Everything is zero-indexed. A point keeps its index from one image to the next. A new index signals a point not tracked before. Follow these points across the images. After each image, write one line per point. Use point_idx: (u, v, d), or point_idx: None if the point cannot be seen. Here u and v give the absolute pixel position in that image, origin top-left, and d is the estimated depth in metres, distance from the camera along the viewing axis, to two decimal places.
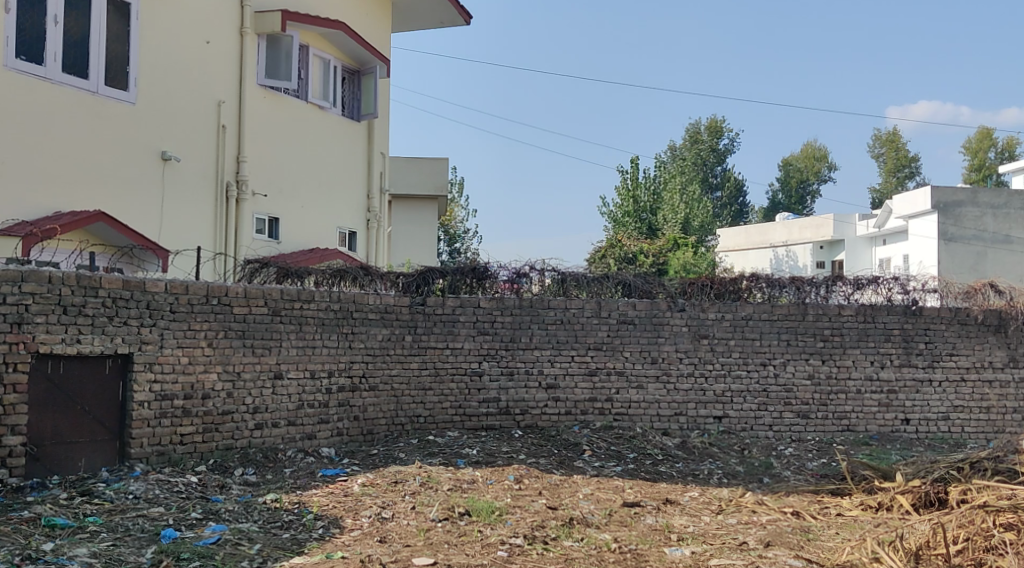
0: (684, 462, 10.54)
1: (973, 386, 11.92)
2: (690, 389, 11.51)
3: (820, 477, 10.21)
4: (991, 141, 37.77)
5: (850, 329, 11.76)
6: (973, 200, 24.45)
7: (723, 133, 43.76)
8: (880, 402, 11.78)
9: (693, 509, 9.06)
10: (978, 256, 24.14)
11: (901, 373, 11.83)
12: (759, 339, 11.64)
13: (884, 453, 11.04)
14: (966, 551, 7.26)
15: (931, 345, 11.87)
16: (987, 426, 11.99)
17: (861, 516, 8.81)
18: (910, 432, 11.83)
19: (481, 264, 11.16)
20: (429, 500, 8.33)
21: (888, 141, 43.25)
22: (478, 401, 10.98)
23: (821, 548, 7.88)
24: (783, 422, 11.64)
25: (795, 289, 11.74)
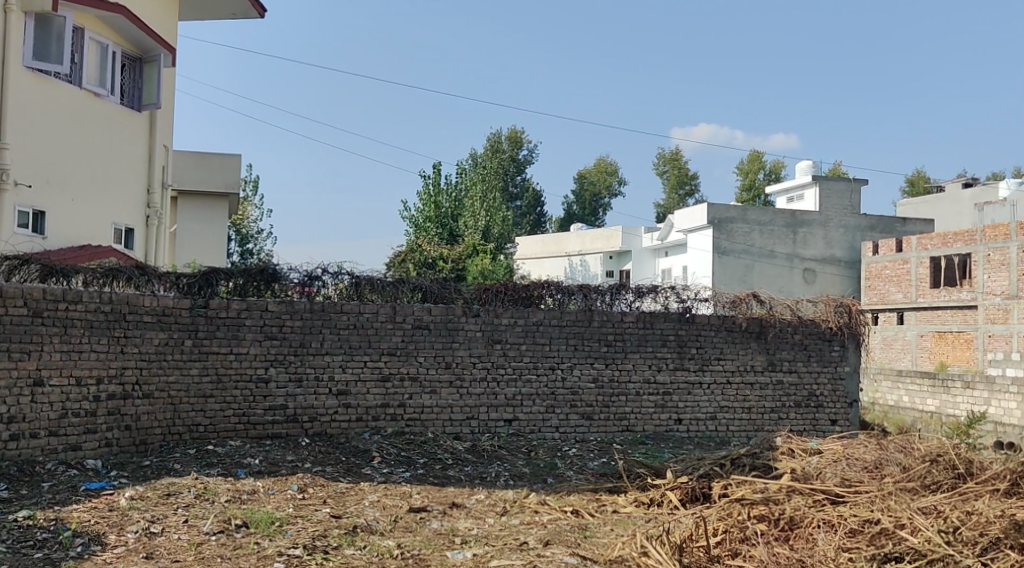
0: (473, 466, 10.63)
1: (737, 388, 12.72)
2: (482, 393, 11.64)
3: (599, 476, 10.58)
4: (761, 163, 40.67)
5: (631, 335, 12.31)
6: (743, 216, 26.07)
7: (523, 144, 44.46)
8: (656, 403, 12.39)
9: (478, 511, 9.15)
10: (746, 268, 25.95)
11: (675, 376, 12.48)
12: (547, 344, 11.94)
13: (659, 452, 11.60)
14: (724, 542, 7.74)
15: (702, 350, 12.59)
16: (748, 425, 12.76)
17: (634, 513, 9.21)
18: (682, 431, 12.48)
19: (271, 266, 10.83)
20: (203, 513, 7.97)
21: (671, 159, 45.63)
22: (263, 408, 10.61)
23: (596, 545, 8.17)
24: (569, 423, 12.00)
25: (583, 296, 12.17)
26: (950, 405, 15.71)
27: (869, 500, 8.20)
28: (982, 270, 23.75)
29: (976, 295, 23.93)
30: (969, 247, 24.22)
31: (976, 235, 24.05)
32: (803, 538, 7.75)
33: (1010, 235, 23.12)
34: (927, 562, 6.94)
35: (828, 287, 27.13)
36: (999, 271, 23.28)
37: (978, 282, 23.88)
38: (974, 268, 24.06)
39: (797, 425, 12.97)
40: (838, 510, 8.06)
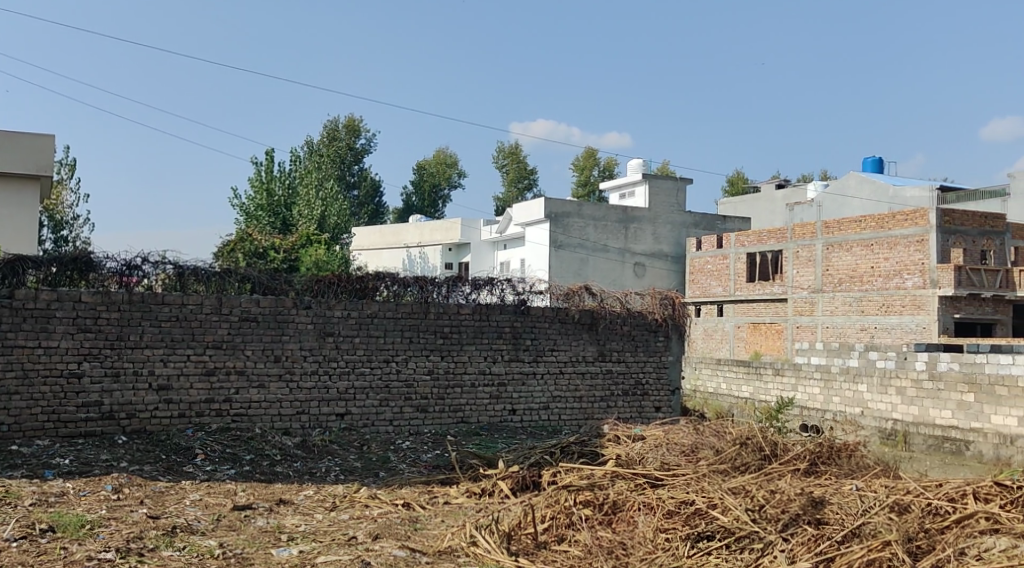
0: (303, 462, 10.41)
1: (569, 377, 13.01)
2: (313, 387, 11.39)
3: (432, 469, 10.58)
4: (595, 160, 41.76)
5: (467, 327, 12.37)
6: (579, 211, 26.71)
7: (361, 133, 43.87)
8: (491, 394, 12.50)
9: (306, 507, 8.96)
10: (581, 261, 26.60)
11: (510, 367, 12.64)
12: (382, 336, 11.83)
13: (492, 442, 11.71)
14: (552, 528, 7.97)
15: (536, 341, 12.81)
16: (579, 414, 13.07)
17: (466, 503, 9.27)
18: (515, 421, 12.65)
19: (86, 255, 10.32)
20: (5, 518, 7.44)
21: (511, 153, 46.27)
22: (76, 405, 10.02)
23: (426, 536, 8.17)
24: (403, 416, 11.92)
25: (419, 288, 12.16)
26: (762, 391, 16.65)
27: (685, 483, 8.56)
28: (791, 265, 25.38)
29: (786, 289, 25.50)
30: (781, 244, 25.80)
31: (787, 233, 25.63)
32: (625, 521, 8.03)
33: (816, 234, 24.68)
34: (735, 539, 7.23)
35: (655, 280, 28.06)
36: (807, 267, 24.89)
37: (788, 277, 25.47)
38: (785, 264, 25.67)
39: (624, 413, 13.38)
40: (657, 493, 8.33)
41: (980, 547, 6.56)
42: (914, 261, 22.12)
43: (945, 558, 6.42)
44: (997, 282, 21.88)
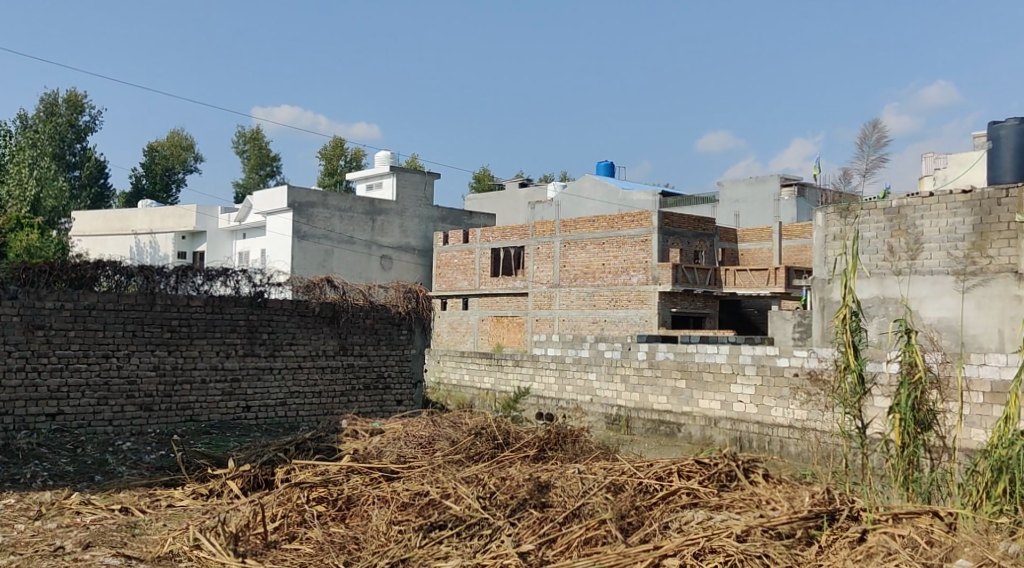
0: (4, 468, 9.46)
1: (308, 372, 12.72)
2: (19, 386, 10.39)
3: (154, 470, 9.98)
4: (343, 149, 41.15)
5: (197, 320, 11.78)
6: (324, 201, 26.16)
7: (83, 108, 40.23)
8: (223, 391, 11.97)
9: (6, 517, 8.17)
10: (325, 253, 26.14)
11: (244, 363, 12.17)
12: (101, 330, 11.01)
13: (223, 441, 11.22)
14: (282, 527, 7.77)
15: (273, 335, 12.44)
16: (318, 409, 12.83)
17: (191, 505, 8.81)
18: (249, 419, 12.20)
19: None
20: None
21: (252, 138, 44.32)
22: None
23: (144, 542, 7.70)
24: (124, 415, 11.13)
25: (144, 278, 11.43)
26: (502, 381, 17.14)
27: (420, 474, 8.62)
28: (531, 261, 26.34)
29: (526, 283, 26.42)
30: (522, 241, 26.69)
31: (528, 230, 26.52)
32: (358, 516, 7.96)
33: (555, 231, 25.76)
34: (466, 526, 7.37)
35: (401, 274, 28.11)
36: (545, 263, 25.94)
37: (528, 272, 26.42)
38: (526, 259, 26.57)
39: (364, 407, 13.27)
40: (392, 486, 8.33)
41: (681, 521, 7.06)
42: (639, 259, 23.65)
43: (652, 532, 6.87)
44: (707, 279, 23.87)
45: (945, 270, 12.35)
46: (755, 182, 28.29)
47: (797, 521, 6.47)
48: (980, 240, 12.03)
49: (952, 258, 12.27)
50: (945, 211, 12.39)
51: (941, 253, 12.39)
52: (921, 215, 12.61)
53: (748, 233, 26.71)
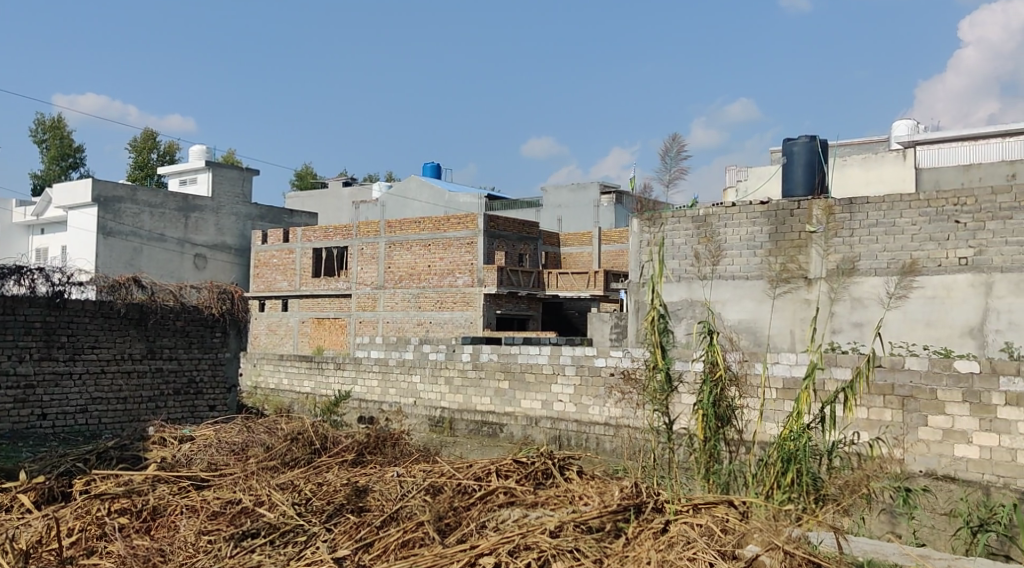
0: None
1: (111, 377, 12.03)
2: None
3: None
4: (154, 142, 39.19)
5: None
6: (132, 196, 24.88)
7: None
8: (15, 398, 11.16)
9: None
10: (134, 251, 24.75)
11: (39, 368, 11.39)
12: None
13: (14, 452, 10.44)
14: (80, 542, 7.31)
15: (73, 338, 11.69)
16: (123, 416, 12.13)
17: None
18: (45, 427, 11.40)
19: None
20: None
21: (53, 127, 41.44)
22: None
23: None
24: None
25: None
26: (322, 385, 16.79)
27: (232, 482, 8.30)
28: (355, 262, 26.01)
29: (349, 284, 26.06)
30: (344, 241, 26.32)
31: (351, 230, 26.16)
32: (165, 527, 7.59)
33: (379, 232, 25.53)
34: (280, 534, 7.17)
35: (216, 273, 27.07)
36: (369, 264, 25.68)
37: (352, 273, 26.07)
38: (349, 260, 26.23)
39: (174, 413, 12.68)
40: (202, 494, 8.00)
41: (498, 520, 7.13)
42: (464, 261, 23.82)
43: (469, 532, 6.92)
44: (530, 282, 24.32)
45: (746, 275, 13.13)
46: (576, 189, 29.08)
47: (606, 515, 6.68)
48: (777, 248, 12.82)
49: (753, 264, 13.03)
50: (745, 220, 13.10)
51: (743, 259, 13.13)
52: (724, 223, 13.28)
53: (569, 237, 27.41)
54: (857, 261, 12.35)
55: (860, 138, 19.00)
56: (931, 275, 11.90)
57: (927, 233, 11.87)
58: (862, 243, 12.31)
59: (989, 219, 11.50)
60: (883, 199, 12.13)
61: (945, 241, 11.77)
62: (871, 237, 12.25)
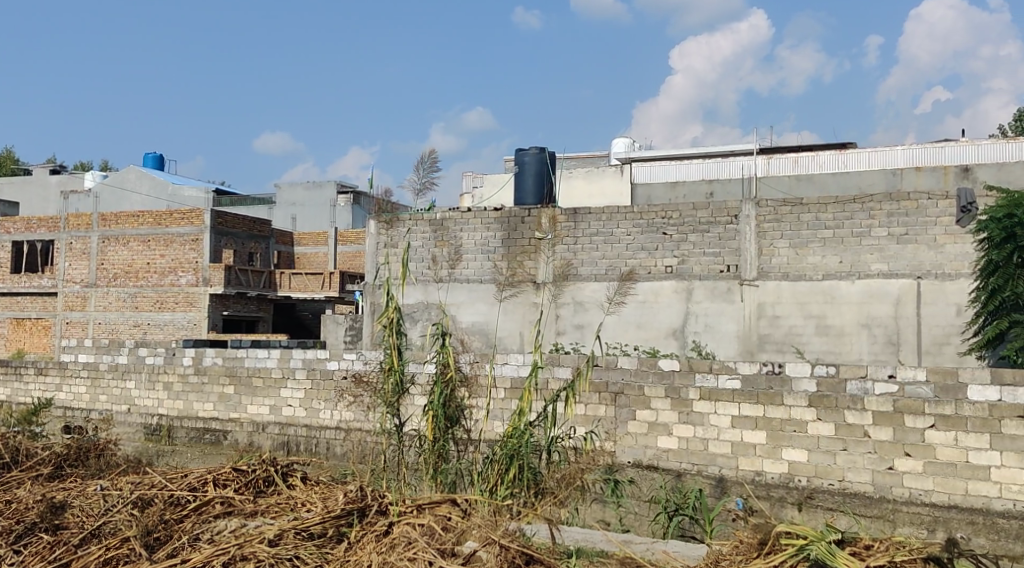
0: None
1: None
2: None
3: None
4: None
5: None
6: None
7: None
8: None
9: None
10: None
11: None
12: None
13: None
14: None
15: None
16: None
17: None
18: None
19: None
20: None
21: None
22: None
23: None
24: None
25: None
26: (20, 393, 15.28)
27: None
28: (62, 258, 23.95)
29: (55, 282, 23.95)
30: (52, 234, 24.18)
31: (59, 223, 24.08)
32: None
33: (92, 226, 23.67)
34: None
35: None
36: (79, 260, 23.77)
37: (59, 269, 23.99)
38: (56, 255, 24.13)
39: None
40: None
41: (213, 531, 6.82)
42: (187, 259, 22.67)
43: (180, 545, 6.56)
44: (261, 282, 23.53)
45: (480, 278, 13.48)
46: (311, 188, 28.54)
47: (328, 520, 6.60)
48: (508, 253, 13.29)
49: (486, 269, 13.42)
50: (480, 225, 13.45)
51: (477, 263, 13.47)
52: (460, 228, 13.56)
53: (303, 237, 26.86)
54: (578, 268, 13.06)
55: (584, 152, 20.08)
56: (643, 281, 12.78)
57: (640, 243, 12.78)
58: (584, 251, 13.03)
59: (691, 231, 12.54)
60: (603, 210, 12.91)
61: (654, 250, 12.72)
62: (592, 245, 13.00)
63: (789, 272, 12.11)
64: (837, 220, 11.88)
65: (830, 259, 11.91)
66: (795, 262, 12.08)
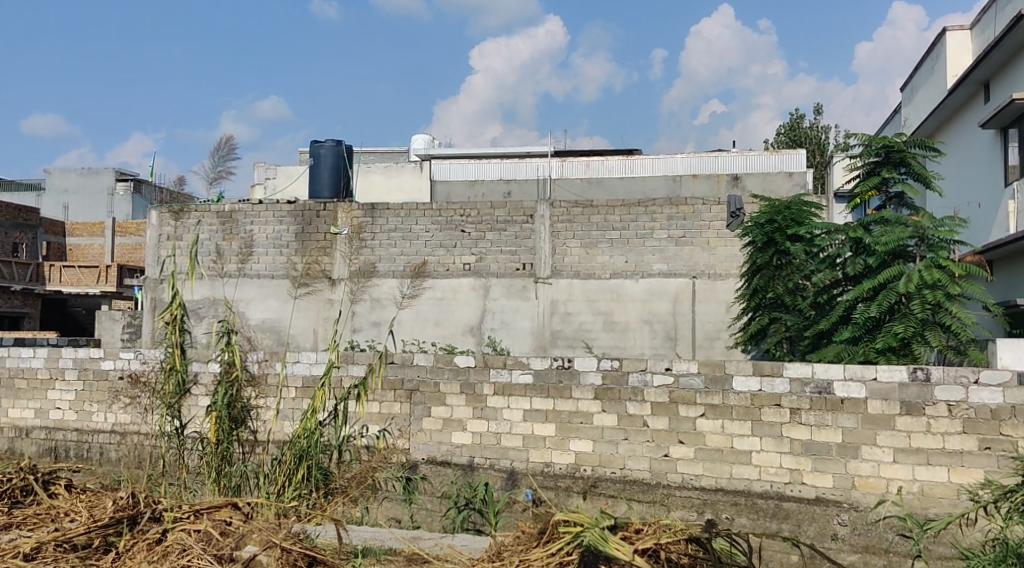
0: None
1: None
2: None
3: None
4: None
5: None
6: None
7: None
8: None
9: None
10: None
11: None
12: None
13: None
14: None
15: None
16: None
17: None
18: None
19: None
20: None
21: None
22: None
23: None
24: None
25: None
26: None
27: None
28: None
29: None
30: None
31: None
32: None
33: None
34: None
35: None
36: None
37: None
38: None
39: None
40: None
41: None
42: None
43: None
44: (27, 276, 21.80)
45: (271, 274, 13.08)
46: (87, 174, 26.71)
47: (94, 530, 6.22)
48: (302, 247, 13.00)
49: (278, 264, 13.05)
50: (271, 218, 13.07)
51: (268, 258, 13.08)
52: (250, 221, 13.13)
53: (77, 227, 25.12)
54: (375, 264, 12.96)
55: (382, 147, 19.95)
56: (440, 277, 12.86)
57: (437, 240, 12.83)
58: (381, 247, 12.95)
59: (488, 230, 12.73)
60: (400, 207, 12.86)
61: (452, 248, 12.81)
62: (389, 241, 12.93)
63: (580, 271, 12.55)
64: (624, 222, 12.44)
65: (617, 259, 12.46)
66: (586, 261, 12.54)
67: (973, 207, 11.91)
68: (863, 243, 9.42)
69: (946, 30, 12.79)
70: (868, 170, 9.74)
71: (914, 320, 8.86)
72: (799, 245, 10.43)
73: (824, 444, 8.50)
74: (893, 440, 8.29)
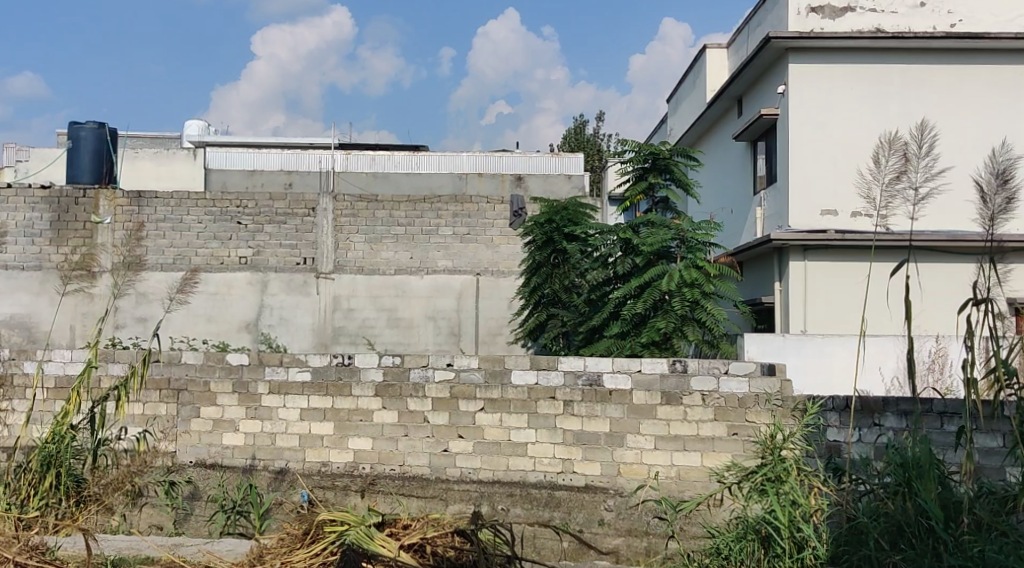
0: None
1: None
2: None
3: None
4: None
5: None
6: None
7: None
8: None
9: None
10: None
11: None
12: None
13: None
14: None
15: None
16: None
17: None
18: None
19: None
20: None
21: None
22: None
23: None
24: None
25: None
26: None
27: None
28: None
29: None
30: None
31: None
32: None
33: None
34: None
35: None
36: None
37: None
38: None
39: None
40: None
41: None
42: None
43: None
44: None
45: (20, 265, 12.08)
46: None
47: None
48: (58, 237, 12.05)
49: (29, 254, 12.06)
50: (22, 205, 12.03)
51: (19, 248, 12.06)
52: None
53: None
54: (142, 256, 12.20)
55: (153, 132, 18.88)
56: (214, 272, 12.28)
57: (211, 232, 12.27)
58: (149, 237, 12.22)
59: (267, 222, 12.31)
60: (170, 195, 12.18)
61: (228, 240, 12.28)
62: (158, 232, 12.23)
63: (363, 267, 12.39)
64: (408, 218, 12.39)
65: (401, 255, 12.40)
66: (369, 257, 12.39)
67: (728, 213, 12.77)
68: (632, 245, 9.84)
69: (706, 46, 13.62)
70: (637, 175, 10.20)
71: (675, 315, 9.39)
72: (575, 245, 10.77)
73: (593, 433, 8.82)
74: (654, 428, 8.72)
